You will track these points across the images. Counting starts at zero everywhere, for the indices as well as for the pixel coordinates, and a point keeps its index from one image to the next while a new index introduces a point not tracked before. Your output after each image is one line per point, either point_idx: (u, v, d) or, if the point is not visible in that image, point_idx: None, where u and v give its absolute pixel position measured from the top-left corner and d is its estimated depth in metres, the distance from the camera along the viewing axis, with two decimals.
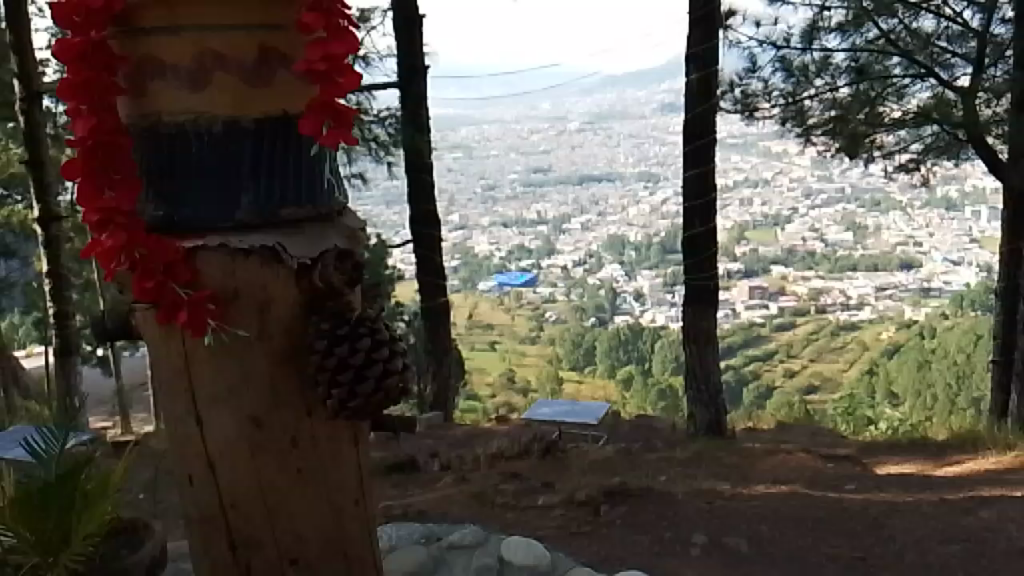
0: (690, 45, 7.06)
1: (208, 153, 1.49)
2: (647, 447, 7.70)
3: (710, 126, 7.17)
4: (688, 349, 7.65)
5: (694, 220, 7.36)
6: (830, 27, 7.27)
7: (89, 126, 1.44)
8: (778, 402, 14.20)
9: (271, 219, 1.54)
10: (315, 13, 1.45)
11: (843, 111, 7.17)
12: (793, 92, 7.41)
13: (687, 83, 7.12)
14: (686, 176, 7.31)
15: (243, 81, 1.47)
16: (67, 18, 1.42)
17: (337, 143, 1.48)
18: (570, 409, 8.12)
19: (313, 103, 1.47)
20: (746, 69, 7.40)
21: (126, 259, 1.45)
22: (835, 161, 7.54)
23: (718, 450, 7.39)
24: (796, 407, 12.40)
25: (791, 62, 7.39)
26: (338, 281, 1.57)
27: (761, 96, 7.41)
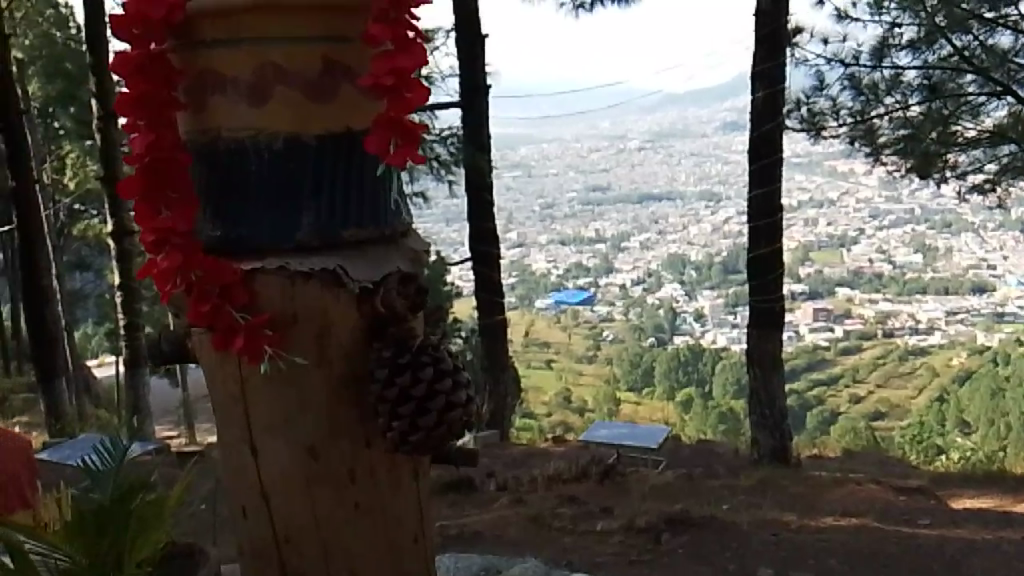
0: (757, 62, 6.90)
1: (269, 172, 1.42)
2: (708, 473, 7.47)
3: (777, 145, 6.99)
4: (753, 373, 7.41)
5: (758, 240, 7.17)
6: (901, 44, 6.90)
7: (147, 143, 1.39)
8: (844, 428, 13.70)
9: (332, 241, 1.46)
10: (381, 25, 1.37)
11: (915, 130, 6.86)
12: (861, 110, 7.07)
13: (753, 101, 6.98)
14: (751, 196, 7.14)
15: (304, 97, 1.40)
16: (126, 30, 1.38)
17: (403, 161, 1.41)
18: (629, 431, 7.93)
19: (380, 120, 1.40)
20: (813, 87, 7.16)
21: (183, 280, 1.40)
22: (905, 181, 7.23)
23: (783, 479, 7.11)
24: (863, 434, 11.95)
25: (860, 80, 7.04)
26: (402, 307, 1.48)
27: (829, 116, 7.15)
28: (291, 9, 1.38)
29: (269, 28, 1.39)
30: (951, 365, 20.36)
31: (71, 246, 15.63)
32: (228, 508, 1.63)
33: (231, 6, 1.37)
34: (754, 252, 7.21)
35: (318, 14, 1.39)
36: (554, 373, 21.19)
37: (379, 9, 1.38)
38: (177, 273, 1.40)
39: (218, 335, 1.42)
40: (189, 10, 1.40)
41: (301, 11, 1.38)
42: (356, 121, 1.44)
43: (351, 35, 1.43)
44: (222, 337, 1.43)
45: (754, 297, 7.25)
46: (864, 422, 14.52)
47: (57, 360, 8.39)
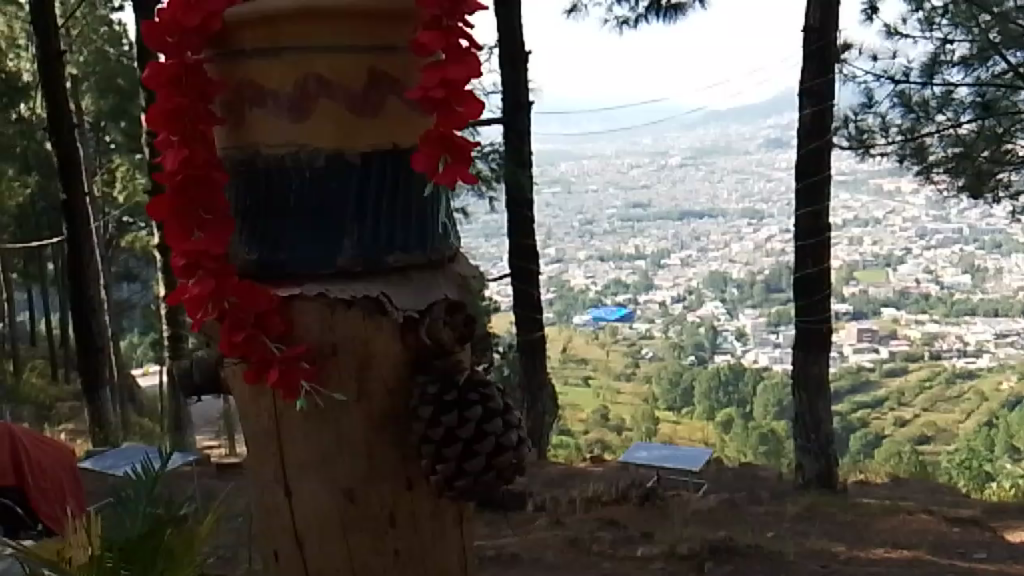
0: (805, 79, 6.68)
1: (310, 192, 1.32)
2: (750, 498, 7.19)
3: (826, 163, 6.76)
4: (798, 397, 7.15)
5: (804, 261, 6.88)
6: (953, 60, 6.72)
7: (180, 159, 1.29)
8: (889, 451, 13.24)
9: (376, 267, 1.35)
10: (432, 32, 1.26)
11: (967, 148, 6.74)
12: (911, 128, 6.94)
13: (800, 118, 6.75)
14: (798, 214, 6.90)
15: (348, 110, 1.30)
16: (159, 39, 1.29)
17: (453, 180, 1.29)
18: (670, 453, 7.69)
19: (428, 136, 1.29)
20: (862, 104, 6.99)
21: (216, 307, 1.30)
22: (955, 200, 7.11)
23: (830, 506, 6.83)
24: (907, 458, 11.51)
25: (910, 98, 6.90)
26: (448, 338, 1.36)
27: (878, 133, 6.98)
28: (335, 19, 1.28)
29: (312, 37, 1.28)
30: (1001, 389, 19.68)
31: (119, 257, 15.89)
32: (258, 556, 1.50)
33: (271, 13, 1.27)
34: (800, 273, 6.94)
35: (364, 21, 1.29)
36: (592, 390, 20.89)
37: (432, 18, 1.27)
38: (210, 299, 1.30)
39: (251, 367, 1.31)
40: (227, 17, 1.30)
41: (345, 21, 1.28)
42: (405, 136, 1.34)
43: (402, 47, 1.32)
44: (256, 369, 1.32)
45: (801, 318, 6.99)
46: (910, 446, 14.01)
47: (102, 370, 8.43)
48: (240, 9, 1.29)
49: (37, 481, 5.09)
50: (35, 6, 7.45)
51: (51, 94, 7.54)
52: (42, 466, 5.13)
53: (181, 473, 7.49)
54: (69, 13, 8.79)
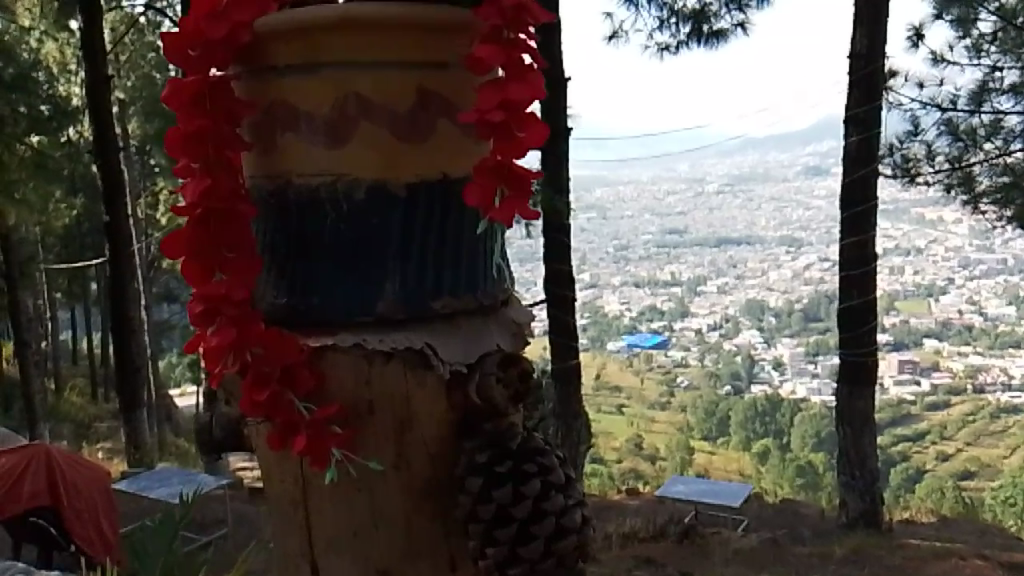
0: (849, 106, 6.42)
1: (346, 226, 1.15)
2: (793, 538, 6.82)
3: (873, 190, 6.48)
4: (842, 432, 6.80)
5: (850, 292, 6.51)
6: (1002, 88, 6.45)
7: (199, 189, 1.12)
8: (933, 487, 12.69)
9: (421, 314, 1.17)
10: (492, 45, 1.09)
11: (1016, 177, 6.38)
12: (958, 157, 6.65)
13: (846, 146, 6.50)
14: (844, 244, 6.55)
15: (393, 135, 1.14)
16: (179, 51, 1.13)
17: (511, 216, 1.11)
18: (708, 488, 7.38)
19: (481, 167, 1.11)
20: (908, 132, 6.67)
21: (237, 360, 1.12)
22: (1003, 233, 6.77)
23: (876, 548, 6.47)
24: (950, 494, 10.85)
25: (958, 125, 6.59)
26: (502, 398, 1.18)
27: (924, 162, 6.66)
28: (381, 32, 1.12)
29: (351, 52, 1.12)
30: None
31: (159, 278, 15.99)
32: None
33: (307, 23, 1.11)
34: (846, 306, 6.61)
35: (411, 34, 1.13)
36: (625, 419, 20.49)
37: (491, 31, 1.10)
38: (229, 352, 1.12)
39: (276, 430, 1.14)
40: (257, 27, 1.14)
41: (393, 33, 1.12)
42: (455, 165, 1.18)
43: (456, 64, 1.17)
44: (281, 433, 1.14)
45: (845, 350, 6.64)
46: (954, 481, 13.33)
47: (139, 391, 8.39)
48: (272, 19, 1.13)
49: (73, 503, 4.99)
50: (83, 32, 7.47)
51: (96, 119, 7.53)
52: (78, 487, 5.03)
53: (212, 497, 7.38)
54: (117, 39, 8.83)
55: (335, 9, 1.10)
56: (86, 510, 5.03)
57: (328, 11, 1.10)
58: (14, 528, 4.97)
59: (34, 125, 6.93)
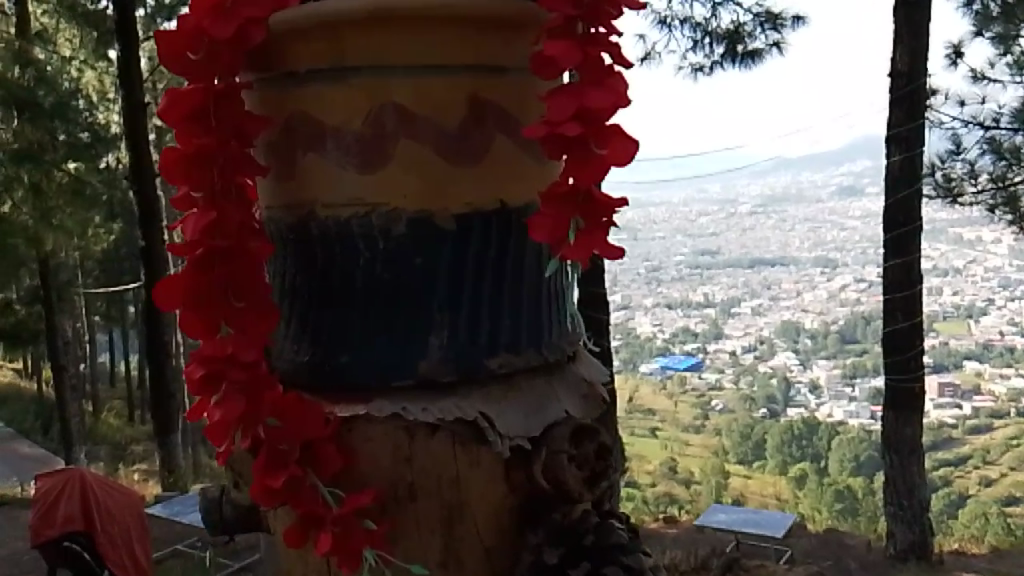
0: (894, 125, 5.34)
1: (381, 266, 0.94)
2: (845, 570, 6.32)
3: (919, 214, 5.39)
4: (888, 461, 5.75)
5: (894, 316, 5.40)
6: None
7: (202, 227, 0.90)
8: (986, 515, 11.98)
9: (474, 377, 0.94)
10: (564, 42, 0.86)
11: None
12: (1003, 176, 6.00)
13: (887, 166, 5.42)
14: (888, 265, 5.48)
15: (442, 157, 0.93)
16: (176, 55, 0.91)
17: (589, 251, 0.89)
18: (751, 517, 6.90)
19: (549, 196, 0.89)
20: (949, 151, 5.99)
21: (249, 435, 0.91)
22: None
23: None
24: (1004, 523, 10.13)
25: (1002, 143, 5.91)
26: (573, 482, 0.95)
27: (966, 182, 5.97)
28: (426, 26, 0.90)
29: (390, 56, 0.91)
30: None
31: None
32: None
33: (332, 18, 0.90)
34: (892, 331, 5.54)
35: (460, 33, 0.92)
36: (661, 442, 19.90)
37: (562, 23, 0.88)
38: (239, 426, 0.91)
39: (295, 523, 0.92)
40: (274, 23, 0.93)
41: (439, 31, 0.91)
42: (513, 190, 0.97)
43: (514, 68, 0.96)
44: (302, 525, 0.92)
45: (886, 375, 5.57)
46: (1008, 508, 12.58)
47: (171, 415, 8.22)
48: (291, 13, 0.92)
49: (105, 528, 4.19)
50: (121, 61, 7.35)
51: (134, 148, 7.38)
52: (110, 513, 4.22)
53: None
54: (153, 67, 8.71)
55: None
56: (120, 539, 4.24)
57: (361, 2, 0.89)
58: (45, 554, 4.18)
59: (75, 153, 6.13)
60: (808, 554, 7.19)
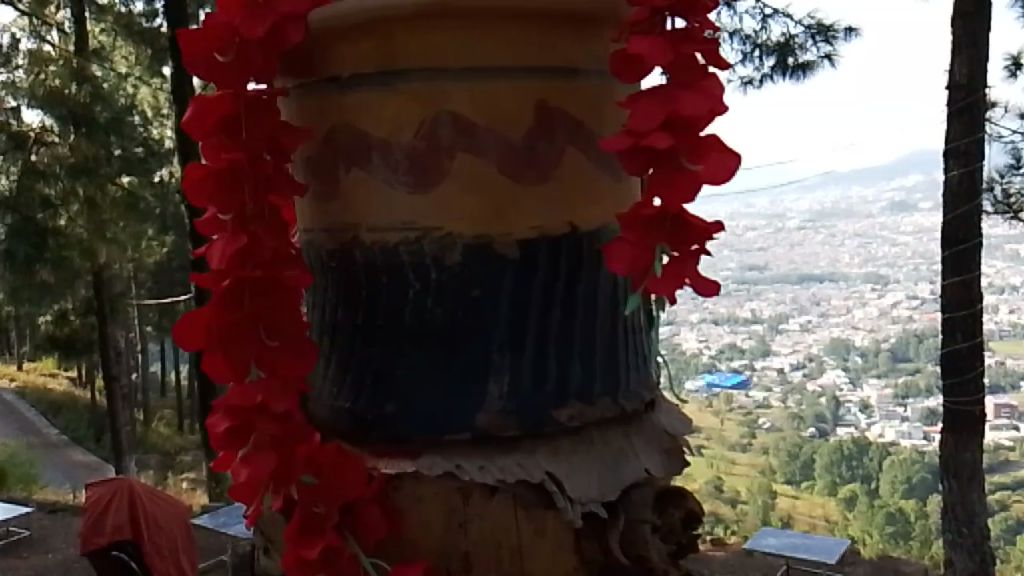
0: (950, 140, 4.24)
1: (434, 301, 0.81)
2: None
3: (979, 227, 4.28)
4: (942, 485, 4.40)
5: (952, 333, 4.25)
6: None
7: (229, 255, 0.78)
8: None
9: (540, 431, 0.80)
10: (650, 37, 0.72)
11: None
12: None
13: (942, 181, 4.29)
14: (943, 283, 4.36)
15: (504, 174, 0.80)
16: (201, 57, 0.79)
17: (681, 283, 0.75)
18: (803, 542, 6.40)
19: (629, 221, 0.75)
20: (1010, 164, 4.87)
21: (281, 495, 0.78)
22: None
23: None
24: None
25: None
26: (656, 552, 0.81)
27: None
28: (488, 21, 0.78)
29: (446, 59, 0.79)
30: None
31: None
32: None
33: (380, 11, 0.78)
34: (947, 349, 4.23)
35: (526, 27, 0.79)
36: None
37: (646, 17, 0.74)
38: (269, 484, 0.79)
39: None
40: (313, 20, 0.81)
41: (503, 26, 0.79)
42: (585, 211, 0.84)
43: (586, 68, 0.83)
44: None
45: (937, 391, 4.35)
46: None
47: None
48: (334, 9, 0.80)
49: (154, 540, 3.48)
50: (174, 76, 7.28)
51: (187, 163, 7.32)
52: (162, 524, 3.51)
53: None
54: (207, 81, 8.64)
55: None
56: (169, 553, 3.54)
57: None
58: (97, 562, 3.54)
59: (130, 165, 5.11)
60: (874, 568, 6.74)
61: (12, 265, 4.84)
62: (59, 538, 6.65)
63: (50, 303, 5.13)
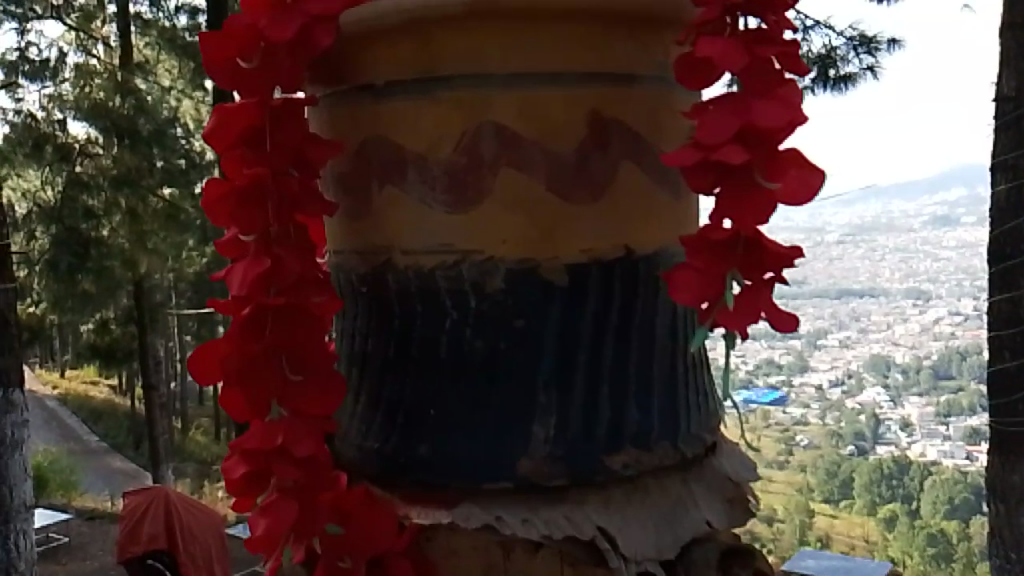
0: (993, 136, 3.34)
1: (474, 333, 0.73)
2: None
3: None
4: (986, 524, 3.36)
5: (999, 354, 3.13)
6: None
7: (246, 282, 0.71)
8: None
9: (590, 479, 0.72)
10: (721, 37, 0.64)
11: None
12: None
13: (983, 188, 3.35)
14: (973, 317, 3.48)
15: (552, 190, 0.72)
16: (221, 64, 0.72)
17: (756, 315, 0.66)
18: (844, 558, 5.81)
19: (696, 244, 0.66)
20: None
21: (302, 546, 0.71)
22: None
23: None
24: None
25: None
26: None
27: None
28: (536, 23, 0.70)
29: (490, 65, 0.71)
30: None
31: None
32: None
33: (417, 11, 0.71)
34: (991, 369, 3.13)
35: (577, 27, 0.71)
36: None
37: (716, 15, 0.66)
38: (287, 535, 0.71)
39: None
40: (344, 21, 0.74)
41: (553, 28, 0.71)
42: (642, 233, 0.76)
43: (645, 75, 0.75)
44: None
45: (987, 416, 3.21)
46: None
47: None
48: (367, 10, 0.73)
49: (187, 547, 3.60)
50: None
51: None
52: (196, 534, 3.62)
53: None
54: None
55: None
56: (203, 562, 3.65)
57: None
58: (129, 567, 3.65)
59: (172, 178, 4.79)
60: None
61: (54, 274, 4.63)
62: (97, 545, 6.63)
63: (91, 310, 4.97)
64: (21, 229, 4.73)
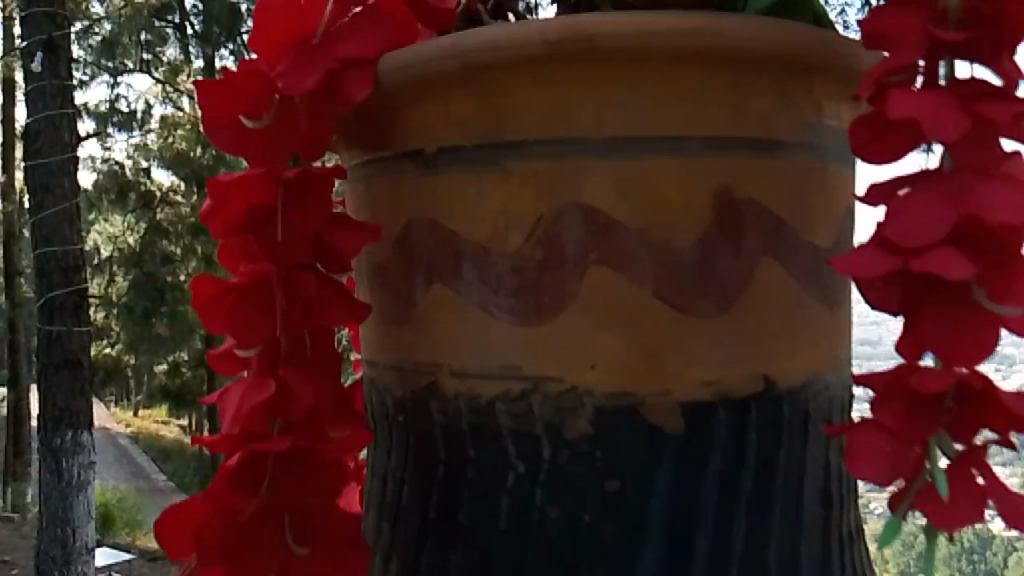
0: None
1: (546, 496, 0.53)
2: None
3: None
4: None
5: None
6: None
7: (237, 417, 0.53)
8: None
9: None
10: (925, 93, 0.44)
11: None
12: None
13: None
14: None
15: (664, 300, 0.52)
16: (215, 117, 0.54)
17: (980, 507, 0.46)
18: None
19: (888, 393, 0.47)
20: None
21: None
22: None
23: None
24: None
25: None
26: None
27: None
28: (645, 66, 0.51)
29: (578, 127, 0.52)
30: None
31: None
32: None
33: (478, 53, 0.52)
34: None
35: (701, 70, 0.52)
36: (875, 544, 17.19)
37: (912, 61, 0.46)
38: None
39: None
40: (382, 68, 0.55)
41: (668, 72, 0.51)
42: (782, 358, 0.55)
43: (791, 142, 0.55)
44: None
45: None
46: None
47: None
48: (410, 51, 0.54)
49: None
50: None
51: None
52: None
53: None
54: None
55: (560, 20, 0.50)
56: None
57: (543, 28, 0.50)
58: None
59: None
60: None
61: (131, 318, 4.22)
62: None
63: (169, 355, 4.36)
64: (101, 272, 4.49)
